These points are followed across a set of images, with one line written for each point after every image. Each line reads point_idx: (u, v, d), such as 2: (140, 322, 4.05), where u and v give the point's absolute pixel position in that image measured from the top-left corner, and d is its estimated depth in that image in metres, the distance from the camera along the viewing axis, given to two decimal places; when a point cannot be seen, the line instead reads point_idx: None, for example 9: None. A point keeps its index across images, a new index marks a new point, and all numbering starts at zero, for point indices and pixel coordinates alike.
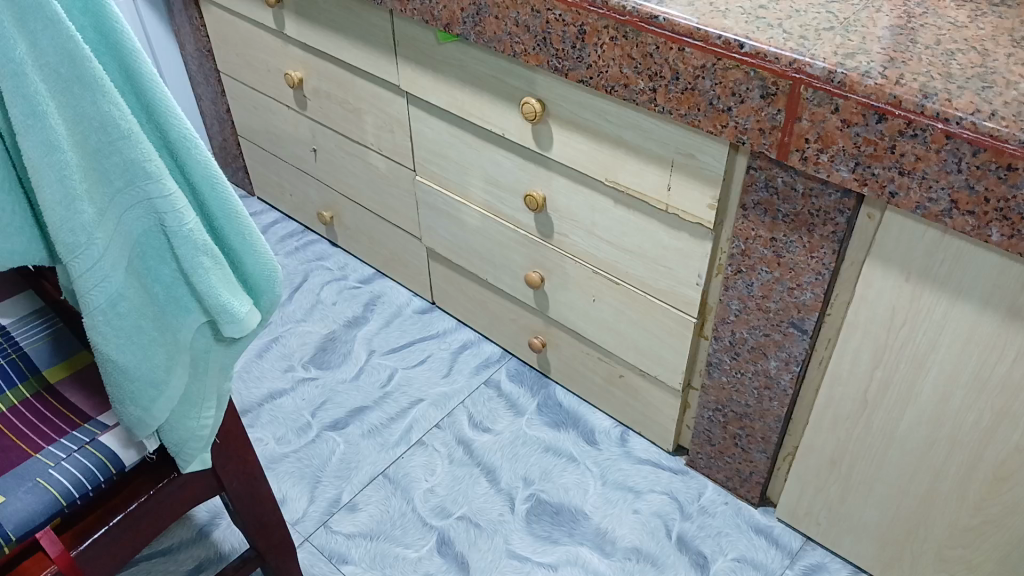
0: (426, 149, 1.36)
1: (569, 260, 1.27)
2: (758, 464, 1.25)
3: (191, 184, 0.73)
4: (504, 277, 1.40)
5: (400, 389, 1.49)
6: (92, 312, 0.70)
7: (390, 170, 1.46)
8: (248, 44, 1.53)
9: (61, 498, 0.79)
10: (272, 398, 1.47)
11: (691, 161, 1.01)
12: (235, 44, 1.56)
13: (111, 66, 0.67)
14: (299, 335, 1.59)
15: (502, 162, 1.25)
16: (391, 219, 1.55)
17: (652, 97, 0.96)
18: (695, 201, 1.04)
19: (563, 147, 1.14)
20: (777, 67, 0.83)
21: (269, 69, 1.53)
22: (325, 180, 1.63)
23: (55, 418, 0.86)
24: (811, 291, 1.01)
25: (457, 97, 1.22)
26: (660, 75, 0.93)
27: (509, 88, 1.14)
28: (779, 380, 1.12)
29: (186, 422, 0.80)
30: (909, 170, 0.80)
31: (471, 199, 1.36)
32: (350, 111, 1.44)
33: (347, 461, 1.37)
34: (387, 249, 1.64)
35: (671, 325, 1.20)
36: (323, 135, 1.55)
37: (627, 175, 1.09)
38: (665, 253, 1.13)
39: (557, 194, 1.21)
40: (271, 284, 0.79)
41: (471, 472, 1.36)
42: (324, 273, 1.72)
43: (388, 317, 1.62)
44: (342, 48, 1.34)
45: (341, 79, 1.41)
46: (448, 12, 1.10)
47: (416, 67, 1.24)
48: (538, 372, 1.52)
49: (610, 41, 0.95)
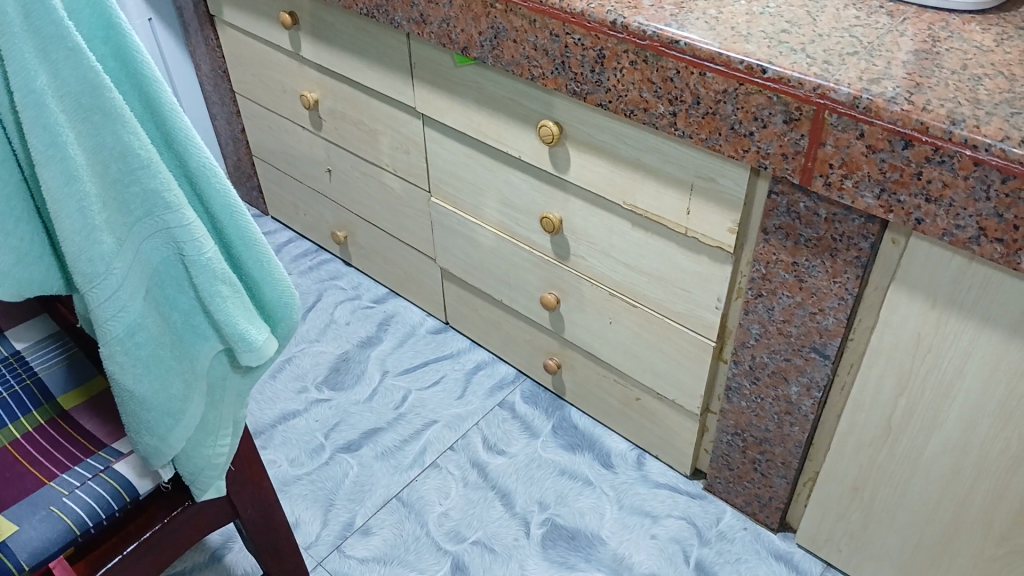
0: (441, 170, 1.35)
1: (585, 282, 1.27)
2: (778, 489, 1.23)
3: (210, 213, 0.72)
4: (519, 298, 1.39)
5: (414, 410, 1.48)
6: (109, 342, 0.69)
7: (406, 190, 1.46)
8: (264, 65, 1.53)
9: (74, 526, 0.78)
10: (285, 420, 1.47)
11: (711, 185, 1.00)
12: (250, 64, 1.56)
13: (130, 94, 0.66)
14: (313, 355, 1.59)
15: (519, 184, 1.25)
16: (406, 238, 1.55)
17: (672, 122, 0.95)
18: (714, 225, 1.03)
19: (581, 169, 1.13)
20: (800, 93, 0.82)
21: (284, 90, 1.53)
22: (339, 199, 1.63)
23: (69, 445, 0.85)
24: (833, 316, 0.99)
25: (473, 119, 1.21)
26: (681, 99, 0.92)
27: (526, 110, 1.13)
28: (800, 406, 1.11)
29: (203, 450, 0.80)
30: (935, 197, 0.79)
31: (487, 220, 1.35)
32: (365, 132, 1.44)
33: (361, 484, 1.36)
34: (401, 269, 1.63)
35: (690, 349, 1.18)
36: (338, 155, 1.55)
37: (646, 198, 1.08)
38: (683, 275, 1.12)
39: (574, 216, 1.21)
40: (288, 311, 0.79)
41: (485, 495, 1.34)
42: (337, 292, 1.71)
43: (402, 336, 1.61)
44: (357, 69, 1.34)
45: (356, 101, 1.40)
46: (465, 36, 1.09)
47: (433, 89, 1.24)
48: (553, 393, 1.50)
49: (630, 66, 0.94)
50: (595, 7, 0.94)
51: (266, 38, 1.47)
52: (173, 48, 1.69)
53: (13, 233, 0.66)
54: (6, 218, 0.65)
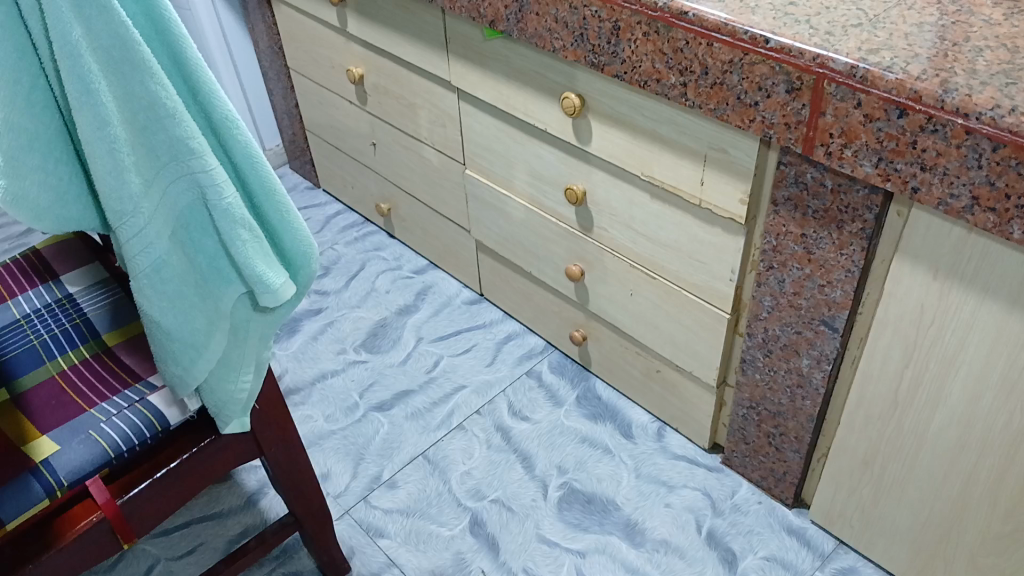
0: (475, 143, 1.40)
1: (608, 254, 1.30)
2: (791, 463, 1.25)
3: (233, 163, 0.79)
4: (547, 269, 1.44)
5: (445, 375, 1.54)
6: (138, 276, 0.76)
7: (444, 163, 1.51)
8: (314, 41, 1.61)
9: (109, 449, 0.86)
10: (323, 378, 1.55)
11: (723, 156, 1.02)
12: (302, 41, 1.64)
13: (161, 52, 0.73)
14: (353, 320, 1.66)
15: (546, 156, 1.29)
16: (443, 211, 1.60)
17: (683, 92, 0.97)
18: (727, 196, 1.05)
19: (602, 141, 1.16)
20: (801, 62, 0.84)
21: (333, 65, 1.60)
22: (383, 173, 1.70)
23: (110, 378, 0.93)
24: (841, 288, 1.01)
25: (503, 93, 1.26)
26: (690, 70, 0.95)
27: (551, 83, 1.17)
28: (811, 379, 1.12)
29: (226, 385, 0.87)
30: (930, 165, 0.80)
31: (517, 193, 1.39)
32: (405, 106, 1.50)
33: (389, 441, 1.43)
34: (440, 241, 1.69)
35: (706, 321, 1.21)
36: (382, 129, 1.61)
37: (663, 169, 1.11)
38: (699, 247, 1.15)
39: (597, 188, 1.24)
40: (307, 259, 0.86)
41: (507, 458, 1.39)
42: (380, 262, 1.78)
43: (438, 306, 1.67)
44: (398, 44, 1.40)
45: (398, 75, 1.46)
46: (493, 10, 1.14)
47: (466, 63, 1.29)
48: (579, 365, 1.54)
49: (643, 37, 0.97)
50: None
51: (316, 15, 1.55)
52: (233, 25, 1.79)
53: (53, 174, 0.74)
54: (47, 159, 0.73)
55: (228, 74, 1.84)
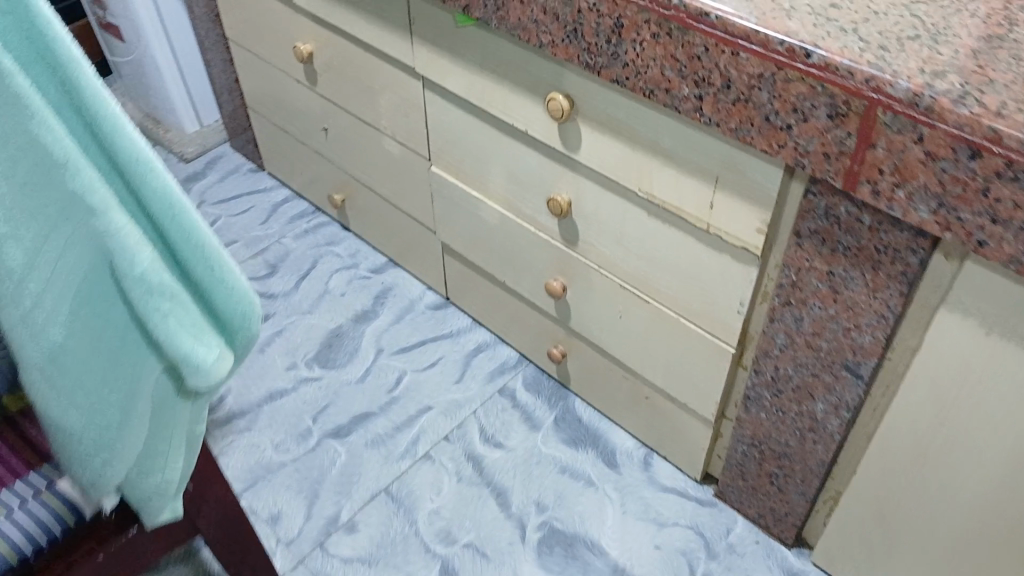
0: (443, 139, 1.23)
1: (594, 270, 1.15)
2: (794, 505, 1.13)
3: (147, 214, 0.62)
4: (523, 281, 1.28)
5: (409, 394, 1.39)
6: (32, 368, 0.61)
7: (408, 156, 1.33)
8: (256, 12, 1.39)
9: (10, 555, 0.70)
10: (272, 399, 1.39)
11: (737, 178, 0.88)
12: (242, 11, 1.42)
13: (44, 77, 0.54)
14: (305, 328, 1.49)
15: (526, 159, 1.12)
16: (405, 208, 1.43)
17: (697, 106, 0.82)
18: (740, 223, 0.90)
19: (593, 150, 1.00)
20: (849, 84, 0.69)
21: (277, 41, 1.40)
22: (337, 161, 1.51)
23: (10, 450, 0.74)
24: (871, 333, 0.88)
25: (477, 84, 1.08)
26: (708, 81, 0.79)
27: (534, 80, 1.00)
28: (826, 424, 1.00)
29: (148, 477, 0.71)
30: (1003, 218, 0.66)
31: (490, 196, 1.23)
32: (362, 91, 1.31)
33: (348, 474, 1.29)
34: (401, 238, 1.52)
35: (706, 352, 1.07)
36: (336, 114, 1.42)
37: (662, 187, 0.96)
38: (702, 274, 1.00)
39: (584, 199, 1.08)
40: (246, 321, 0.70)
41: (480, 493, 1.26)
42: (333, 259, 1.60)
43: (399, 312, 1.51)
44: (355, 23, 1.20)
45: (354, 56, 1.27)
46: None
47: (433, 49, 1.11)
48: (556, 381, 1.40)
49: (650, 38, 0.81)
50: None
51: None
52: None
53: None
54: None
55: (162, 44, 1.61)
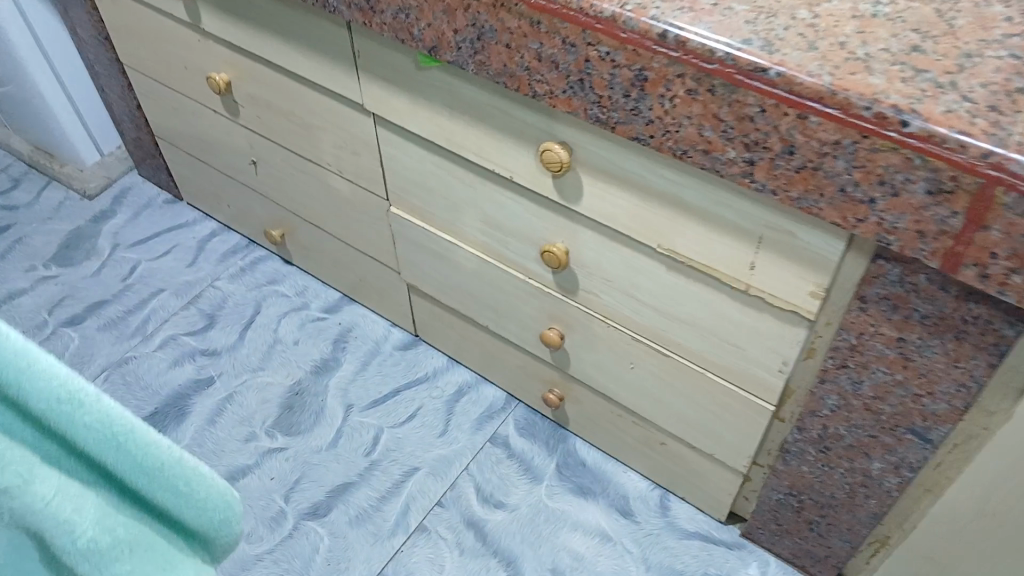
0: (405, 178, 1.06)
1: (598, 321, 1.01)
2: (837, 550, 1.04)
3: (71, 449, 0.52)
4: (510, 326, 1.13)
5: (389, 456, 1.23)
6: None
7: (361, 194, 1.16)
8: (155, 34, 1.17)
9: None
10: (233, 480, 1.21)
11: (786, 239, 0.74)
12: (137, 32, 1.20)
13: None
14: (258, 389, 1.31)
15: (509, 205, 0.96)
16: (361, 246, 1.26)
17: (747, 171, 0.67)
18: (789, 286, 0.77)
19: (598, 201, 0.85)
20: (961, 159, 0.55)
21: (186, 67, 1.19)
22: (270, 194, 1.32)
23: None
24: (946, 401, 0.77)
25: (447, 128, 0.92)
26: (764, 145, 0.64)
27: (520, 125, 0.84)
28: (881, 481, 0.90)
29: None
30: None
31: (467, 240, 1.07)
32: (299, 125, 1.12)
33: (334, 561, 1.13)
34: (356, 275, 1.34)
35: (737, 408, 0.95)
36: (266, 147, 1.22)
37: (688, 244, 0.81)
38: (736, 331, 0.87)
39: (585, 248, 0.93)
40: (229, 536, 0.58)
41: (487, 565, 1.13)
42: (279, 301, 1.42)
43: (363, 358, 1.35)
44: (286, 52, 1.01)
45: (285, 87, 1.08)
46: (434, 32, 0.78)
47: (388, 87, 0.94)
48: (552, 422, 1.27)
49: (685, 95, 0.65)
50: (635, 10, 0.64)
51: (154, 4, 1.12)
52: (36, 9, 1.35)
53: None
54: None
55: (41, 73, 1.42)
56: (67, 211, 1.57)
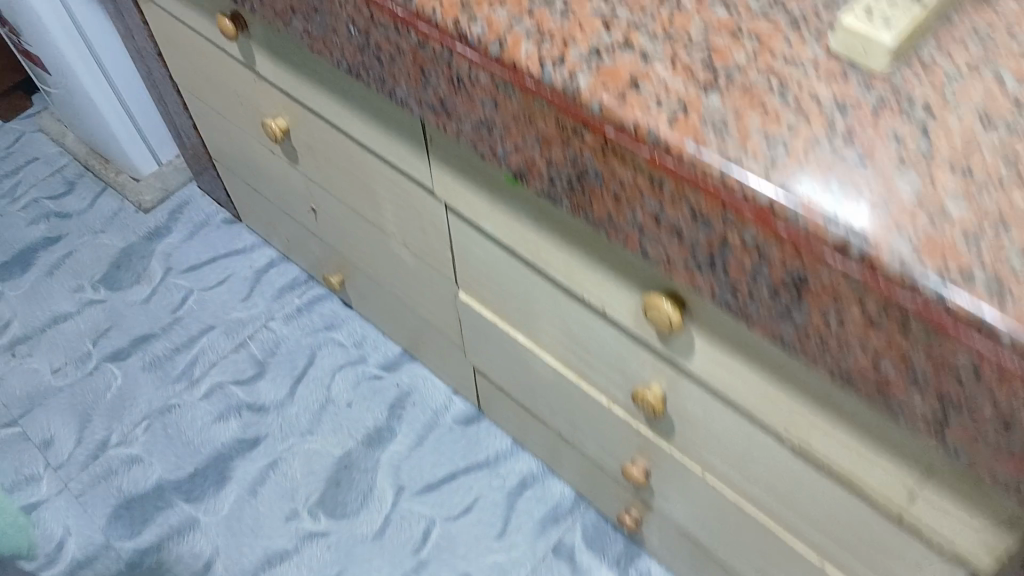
0: (477, 270, 0.89)
1: (695, 473, 0.83)
2: None
3: None
4: (587, 441, 0.97)
5: (440, 556, 1.10)
6: None
7: (426, 268, 0.99)
8: (212, 64, 1.03)
9: None
10: (269, 567, 1.10)
11: (969, 486, 0.54)
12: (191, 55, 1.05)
13: None
14: (305, 457, 1.19)
15: (598, 332, 0.78)
16: (424, 314, 1.11)
17: (936, 425, 0.48)
18: (961, 534, 0.58)
19: (713, 367, 0.67)
20: None
21: (241, 102, 1.04)
22: (330, 241, 1.18)
23: None
24: None
25: (529, 239, 0.75)
26: (972, 410, 0.45)
27: (620, 264, 0.66)
28: None
29: None
30: None
31: (545, 348, 0.90)
32: (360, 188, 0.97)
33: None
34: (418, 337, 1.20)
35: None
36: (325, 198, 1.08)
37: (826, 444, 0.63)
38: (875, 543, 0.68)
39: (687, 401, 0.75)
40: None
41: None
42: (335, 351, 1.30)
43: (420, 432, 1.21)
44: (344, 118, 0.85)
45: (341, 147, 0.91)
46: (523, 155, 0.60)
47: (461, 179, 0.77)
48: (625, 535, 1.11)
49: (861, 320, 0.46)
50: (802, 197, 0.45)
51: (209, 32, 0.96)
52: (89, 12, 1.25)
53: None
54: None
55: (93, 77, 1.33)
56: (118, 223, 1.49)
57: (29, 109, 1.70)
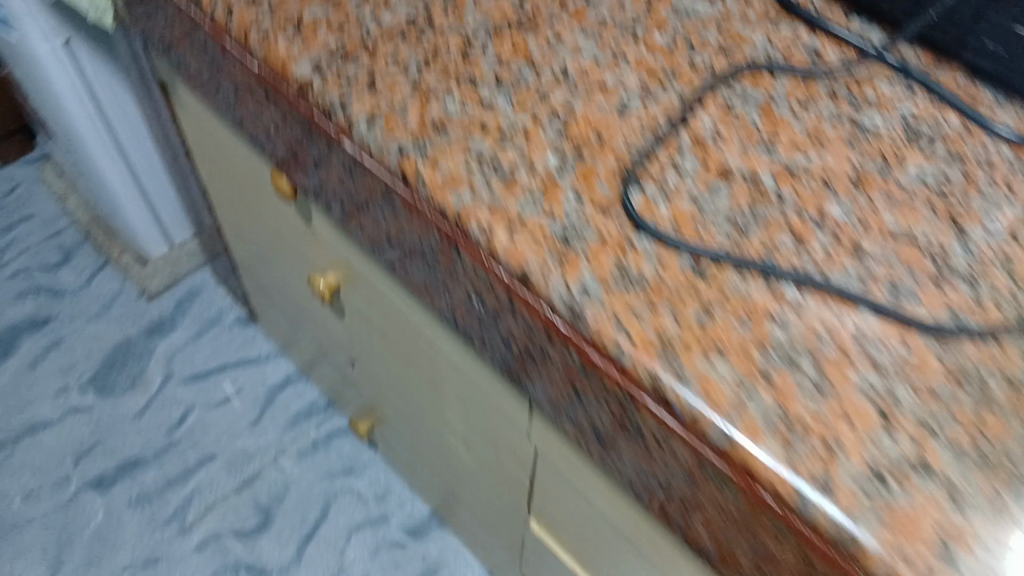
0: (564, 523, 0.71)
1: None
2: None
3: None
4: None
5: None
6: None
7: (482, 474, 0.83)
8: (260, 194, 0.85)
9: None
10: None
11: None
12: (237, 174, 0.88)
13: None
14: None
15: None
16: (475, 505, 0.93)
17: None
18: None
19: None
20: None
21: (291, 241, 0.88)
22: (370, 391, 1.02)
23: None
24: None
25: (660, 554, 0.56)
26: None
27: None
28: None
29: None
30: None
31: None
32: (422, 378, 0.80)
33: None
34: (457, 514, 1.02)
35: None
36: (373, 358, 0.91)
37: None
38: None
39: None
40: None
41: None
42: (353, 504, 1.13)
43: None
44: (416, 324, 0.70)
45: (404, 341, 0.76)
46: (719, 541, 0.42)
47: (575, 455, 0.58)
48: None
49: None
50: None
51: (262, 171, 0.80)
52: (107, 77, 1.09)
53: None
54: None
55: (105, 146, 1.15)
56: (119, 309, 1.33)
57: (28, 154, 1.52)
